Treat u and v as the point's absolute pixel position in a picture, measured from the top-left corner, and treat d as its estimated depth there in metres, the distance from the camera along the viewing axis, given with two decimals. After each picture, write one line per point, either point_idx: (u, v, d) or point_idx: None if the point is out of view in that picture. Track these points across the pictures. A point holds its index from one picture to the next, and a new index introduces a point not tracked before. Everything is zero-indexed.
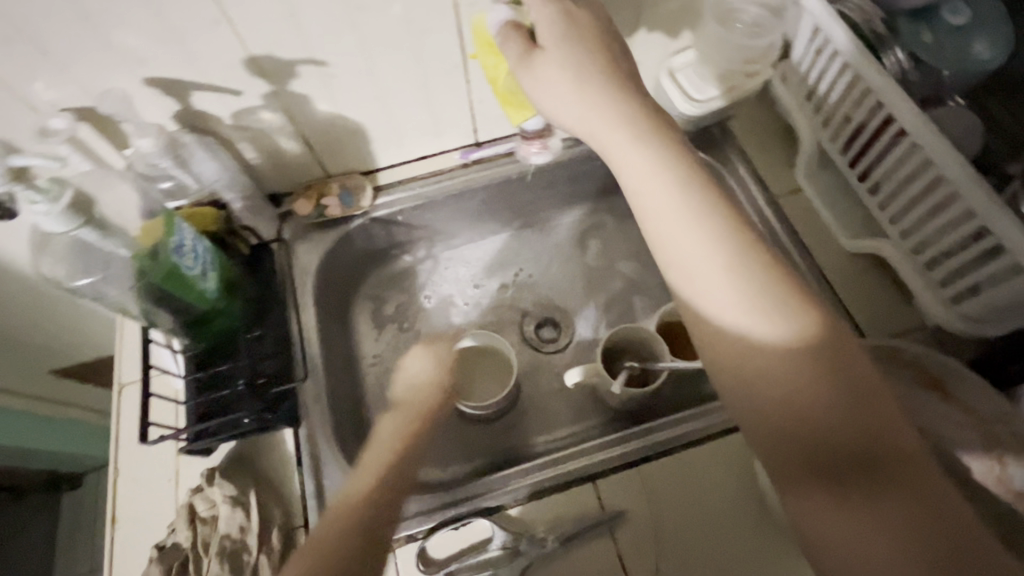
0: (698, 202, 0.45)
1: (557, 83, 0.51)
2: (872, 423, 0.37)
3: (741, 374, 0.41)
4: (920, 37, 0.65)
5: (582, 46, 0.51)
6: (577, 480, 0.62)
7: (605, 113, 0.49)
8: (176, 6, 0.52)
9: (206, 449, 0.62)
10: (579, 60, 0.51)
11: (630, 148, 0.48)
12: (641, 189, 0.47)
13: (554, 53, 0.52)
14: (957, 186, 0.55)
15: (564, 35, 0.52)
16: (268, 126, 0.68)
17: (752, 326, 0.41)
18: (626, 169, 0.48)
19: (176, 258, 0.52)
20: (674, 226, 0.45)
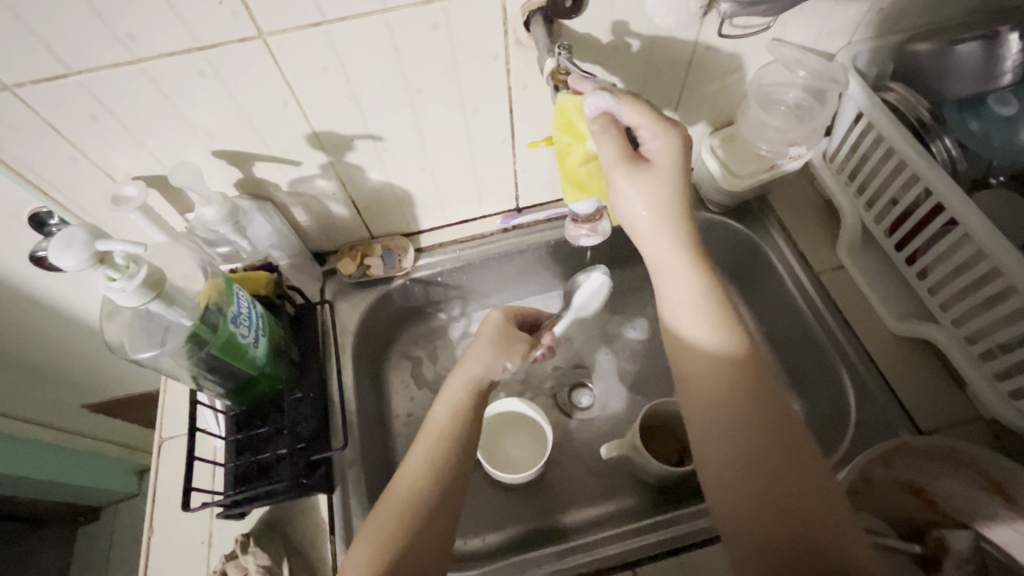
0: (715, 317, 0.53)
1: (635, 198, 0.56)
2: (826, 519, 0.42)
3: (721, 459, 0.48)
4: (968, 126, 0.66)
5: (671, 178, 0.56)
6: (616, 565, 0.60)
7: (664, 237, 0.56)
8: (250, 89, 0.56)
9: (242, 513, 0.62)
10: (664, 190, 0.55)
11: (685, 271, 0.55)
12: (672, 302, 0.55)
13: (653, 177, 0.55)
14: (1014, 281, 0.54)
15: (670, 164, 0.56)
16: (321, 193, 0.71)
17: (739, 420, 0.48)
18: (672, 285, 0.56)
19: (232, 327, 0.54)
20: (692, 334, 0.53)
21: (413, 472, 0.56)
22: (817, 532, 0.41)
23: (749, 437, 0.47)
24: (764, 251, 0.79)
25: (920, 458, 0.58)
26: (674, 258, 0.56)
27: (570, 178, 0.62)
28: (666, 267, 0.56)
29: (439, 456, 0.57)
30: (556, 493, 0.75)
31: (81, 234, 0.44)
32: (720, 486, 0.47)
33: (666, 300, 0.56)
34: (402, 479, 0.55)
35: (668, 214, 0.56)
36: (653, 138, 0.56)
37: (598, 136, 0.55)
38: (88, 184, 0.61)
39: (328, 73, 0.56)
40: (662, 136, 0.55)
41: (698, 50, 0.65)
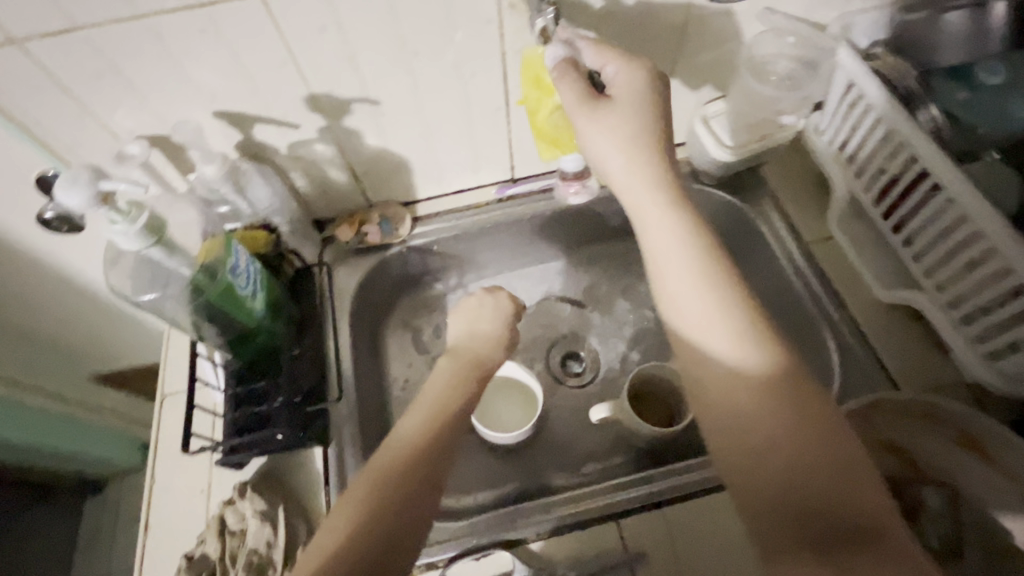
0: (714, 281, 0.50)
1: (608, 145, 0.56)
2: (847, 488, 0.39)
3: (748, 451, 0.43)
4: (957, 95, 0.67)
5: (638, 106, 0.56)
6: (601, 517, 0.62)
7: (647, 190, 0.54)
8: (250, 49, 0.57)
9: (240, 462, 0.64)
10: (629, 126, 0.56)
11: (676, 234, 0.52)
12: (664, 259, 0.52)
13: (615, 110, 0.56)
14: (994, 243, 0.55)
15: (632, 96, 0.57)
16: (320, 157, 0.72)
17: (751, 395, 0.44)
18: (661, 242, 0.53)
19: (232, 277, 0.56)
20: (689, 302, 0.50)
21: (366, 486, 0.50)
22: (838, 505, 0.39)
23: (761, 412, 0.44)
24: (756, 222, 0.80)
25: (898, 417, 0.59)
26: (655, 211, 0.54)
27: (542, 136, 0.69)
28: (647, 219, 0.54)
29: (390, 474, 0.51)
30: (547, 457, 0.77)
31: (84, 173, 0.46)
32: (731, 467, 0.44)
33: (660, 271, 0.53)
34: (354, 492, 0.50)
35: (641, 157, 0.55)
36: (616, 73, 0.58)
37: (559, 78, 0.58)
38: (94, 143, 0.63)
39: (326, 33, 0.58)
40: (625, 70, 0.57)
41: (691, 18, 0.65)
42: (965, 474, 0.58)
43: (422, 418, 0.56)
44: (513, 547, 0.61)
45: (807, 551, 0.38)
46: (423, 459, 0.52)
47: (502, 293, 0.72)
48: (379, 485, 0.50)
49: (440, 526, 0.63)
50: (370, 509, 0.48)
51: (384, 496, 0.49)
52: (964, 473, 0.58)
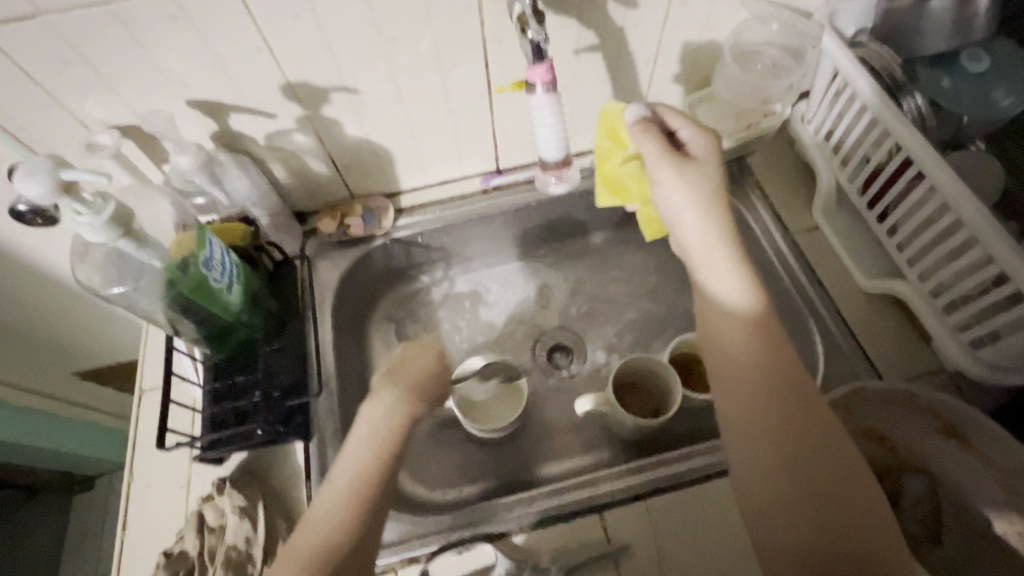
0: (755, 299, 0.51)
1: (678, 190, 0.56)
2: (876, 543, 0.40)
3: (768, 471, 0.44)
4: (940, 83, 0.66)
5: (709, 164, 0.57)
6: (584, 510, 0.62)
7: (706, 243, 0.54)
8: (222, 35, 0.56)
9: (220, 458, 0.63)
10: (704, 185, 0.56)
11: (734, 288, 0.51)
12: (708, 274, 0.54)
13: (695, 167, 0.57)
14: (975, 232, 0.55)
15: (709, 159, 0.58)
16: (299, 148, 0.71)
17: (789, 446, 0.44)
18: (707, 263, 0.54)
19: (205, 271, 0.55)
20: (723, 304, 0.52)
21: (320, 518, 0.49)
22: (864, 560, 0.39)
23: (799, 462, 0.43)
24: (741, 213, 0.79)
25: (880, 406, 0.59)
26: (720, 266, 0.53)
27: (605, 183, 0.72)
28: (694, 239, 0.55)
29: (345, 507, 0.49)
30: (533, 450, 0.77)
31: (46, 163, 0.45)
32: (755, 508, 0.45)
33: (712, 318, 0.52)
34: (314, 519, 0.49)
35: (710, 211, 0.55)
36: (691, 134, 0.59)
37: (639, 134, 0.59)
38: (64, 133, 0.61)
39: (300, 20, 0.56)
40: (699, 133, 0.59)
41: (674, 4, 0.64)
42: (946, 462, 0.58)
43: (401, 415, 0.56)
44: (495, 540, 0.61)
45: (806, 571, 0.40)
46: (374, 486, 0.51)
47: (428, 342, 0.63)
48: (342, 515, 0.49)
49: (423, 520, 0.63)
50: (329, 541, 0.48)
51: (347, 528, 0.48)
52: (945, 461, 0.58)
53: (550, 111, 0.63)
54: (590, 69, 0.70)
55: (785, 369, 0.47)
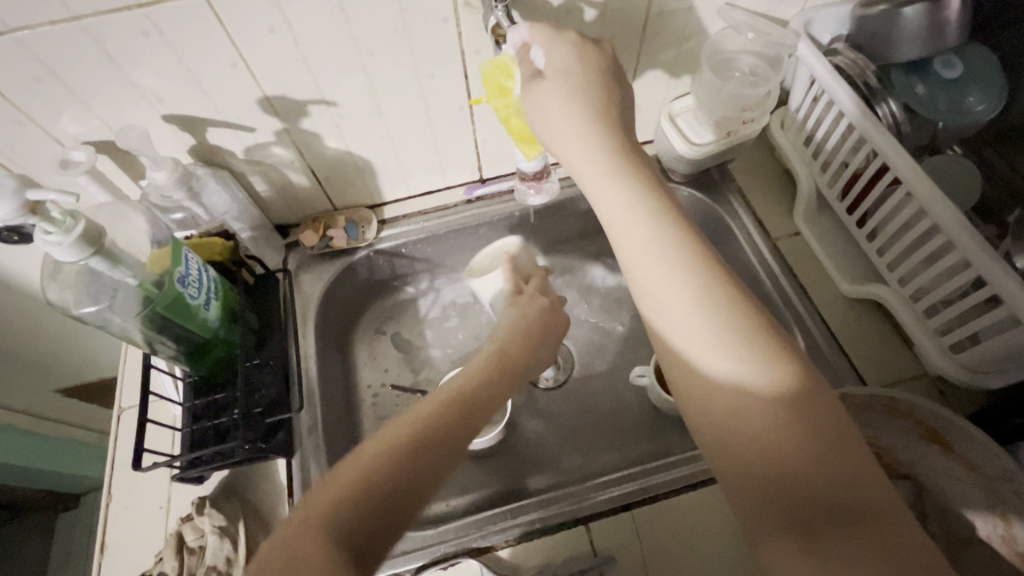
0: (665, 244, 0.48)
1: (565, 133, 0.54)
2: (848, 481, 0.37)
3: (733, 434, 0.41)
4: (914, 89, 0.67)
5: (579, 77, 0.53)
6: (569, 521, 0.61)
7: (630, 210, 0.50)
8: (195, 50, 0.55)
9: (200, 477, 0.62)
10: (575, 108, 0.53)
11: (656, 260, 0.47)
12: (615, 219, 0.51)
13: (552, 86, 0.54)
14: (952, 238, 0.55)
15: (568, 66, 0.53)
16: (279, 161, 0.71)
17: (735, 395, 0.42)
18: (610, 206, 0.51)
19: (181, 288, 0.54)
20: (636, 250, 0.49)
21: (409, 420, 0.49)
22: (845, 507, 0.36)
23: (758, 420, 0.40)
24: (723, 219, 0.80)
25: (863, 413, 0.59)
26: (640, 234, 0.49)
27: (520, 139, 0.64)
28: (594, 182, 0.53)
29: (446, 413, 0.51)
30: (520, 461, 0.76)
31: (10, 183, 0.44)
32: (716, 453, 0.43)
33: (639, 284, 0.49)
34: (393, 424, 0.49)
35: (619, 171, 0.52)
36: (544, 51, 0.54)
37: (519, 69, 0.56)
38: (37, 150, 0.60)
39: (275, 34, 0.56)
40: (553, 46, 0.54)
41: (651, 14, 0.65)
42: (929, 467, 0.59)
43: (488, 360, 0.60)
44: (480, 555, 0.60)
45: (791, 537, 0.37)
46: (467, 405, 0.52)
47: (546, 284, 0.76)
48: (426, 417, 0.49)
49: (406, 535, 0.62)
50: (412, 440, 0.47)
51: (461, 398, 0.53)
52: (928, 465, 0.59)
53: None
54: None
55: (733, 325, 0.44)
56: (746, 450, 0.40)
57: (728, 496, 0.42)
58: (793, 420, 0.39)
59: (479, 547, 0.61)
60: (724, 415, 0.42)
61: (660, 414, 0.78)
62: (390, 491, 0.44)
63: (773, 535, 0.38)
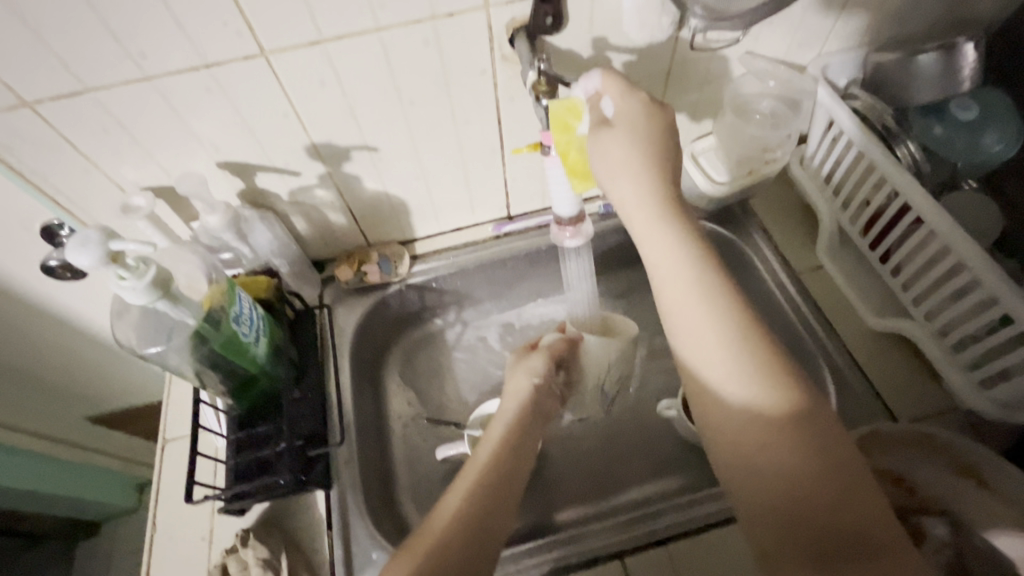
0: (704, 285, 0.50)
1: (618, 175, 0.55)
2: (865, 519, 0.40)
3: (757, 471, 0.43)
4: (932, 131, 0.70)
5: (643, 129, 0.55)
6: (606, 555, 0.62)
7: (675, 255, 0.52)
8: (252, 102, 0.59)
9: (243, 509, 0.64)
10: (634, 156, 0.54)
11: (695, 299, 0.49)
12: (656, 257, 0.53)
13: (617, 132, 0.55)
14: (978, 275, 0.57)
15: (634, 116, 0.55)
16: (320, 202, 0.74)
17: (758, 431, 0.44)
18: (652, 246, 0.54)
19: (235, 326, 0.57)
20: (675, 289, 0.51)
21: (456, 501, 0.56)
22: (863, 545, 0.39)
23: (781, 458, 0.42)
24: (746, 254, 0.82)
25: (898, 446, 0.60)
26: (682, 274, 0.51)
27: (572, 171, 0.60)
28: (639, 224, 0.55)
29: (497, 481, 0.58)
30: (550, 493, 0.77)
31: (97, 235, 0.47)
32: (736, 484, 0.45)
33: (675, 319, 0.50)
34: (446, 500, 0.56)
35: (664, 215, 0.53)
36: (615, 101, 0.56)
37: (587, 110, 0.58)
38: (99, 195, 0.64)
39: (326, 87, 0.60)
40: (623, 99, 0.56)
41: (674, 62, 0.68)
42: (964, 502, 0.59)
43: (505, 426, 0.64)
44: None
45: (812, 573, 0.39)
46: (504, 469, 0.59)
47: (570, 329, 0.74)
48: (471, 493, 0.56)
49: None
50: (456, 527, 0.53)
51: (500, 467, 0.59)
52: (963, 501, 0.59)
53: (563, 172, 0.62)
54: None
55: (762, 365, 0.46)
56: (769, 485, 0.42)
57: (746, 525, 0.44)
58: (815, 459, 0.41)
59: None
60: (749, 452, 0.44)
61: (687, 446, 0.78)
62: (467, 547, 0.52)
63: (794, 571, 0.40)
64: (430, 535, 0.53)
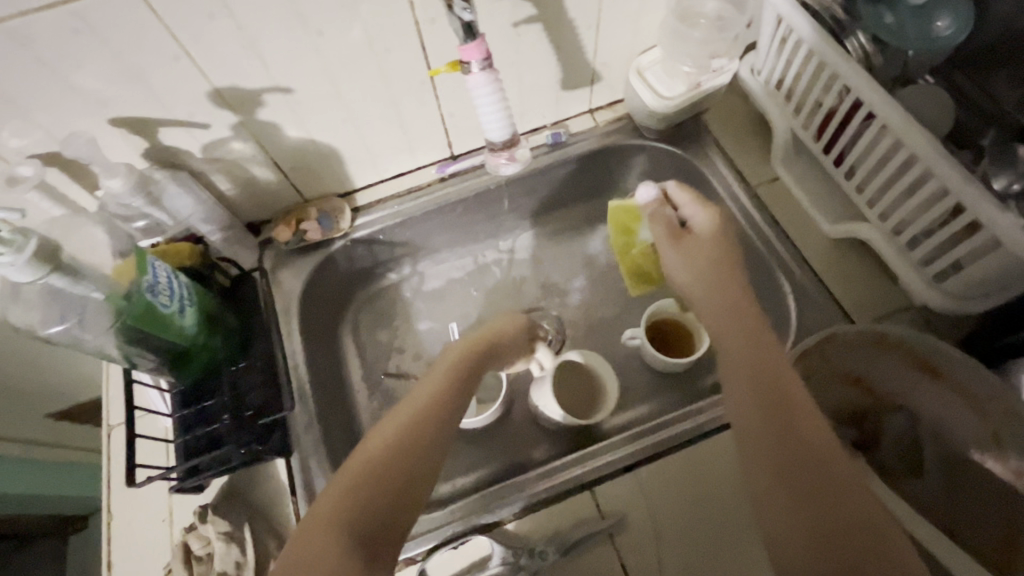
0: (718, 253, 0.63)
1: (681, 265, 0.66)
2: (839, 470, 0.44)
3: (758, 415, 0.48)
4: (882, 19, 0.64)
5: (712, 238, 0.65)
6: (576, 488, 0.61)
7: (701, 265, 0.63)
8: (134, 44, 0.52)
9: (200, 485, 0.61)
10: (699, 257, 0.64)
11: (685, 255, 0.66)
12: (690, 280, 0.64)
13: (690, 242, 0.66)
14: (930, 166, 0.55)
15: (713, 226, 0.66)
16: (240, 156, 0.68)
17: (759, 377, 0.50)
18: (681, 271, 0.66)
19: (150, 297, 0.53)
20: (674, 252, 0.67)
21: (389, 431, 0.51)
22: (834, 493, 0.43)
23: (773, 406, 0.48)
24: (702, 173, 0.79)
25: (851, 348, 0.59)
26: (700, 254, 0.65)
27: (629, 275, 0.81)
28: (690, 285, 0.65)
29: (434, 406, 0.54)
30: (522, 432, 0.76)
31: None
32: (747, 458, 0.48)
33: (684, 273, 0.66)
34: (391, 418, 0.53)
35: (702, 259, 0.64)
36: (691, 209, 0.69)
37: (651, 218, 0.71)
38: None
39: (217, 20, 0.53)
40: (697, 206, 0.68)
41: None
42: (923, 396, 0.59)
43: (446, 367, 0.59)
44: (489, 530, 0.60)
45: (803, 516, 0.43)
46: (447, 397, 0.56)
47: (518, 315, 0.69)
48: (412, 419, 0.52)
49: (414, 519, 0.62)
50: (386, 460, 0.49)
51: (432, 406, 0.54)
52: (922, 395, 0.59)
53: (490, 90, 0.59)
54: (531, 42, 0.68)
55: (760, 332, 0.54)
56: (770, 436, 0.47)
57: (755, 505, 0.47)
58: (802, 414, 0.47)
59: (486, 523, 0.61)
60: (749, 399, 0.49)
61: (656, 373, 0.78)
62: (396, 484, 0.49)
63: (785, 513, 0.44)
64: (371, 448, 0.50)
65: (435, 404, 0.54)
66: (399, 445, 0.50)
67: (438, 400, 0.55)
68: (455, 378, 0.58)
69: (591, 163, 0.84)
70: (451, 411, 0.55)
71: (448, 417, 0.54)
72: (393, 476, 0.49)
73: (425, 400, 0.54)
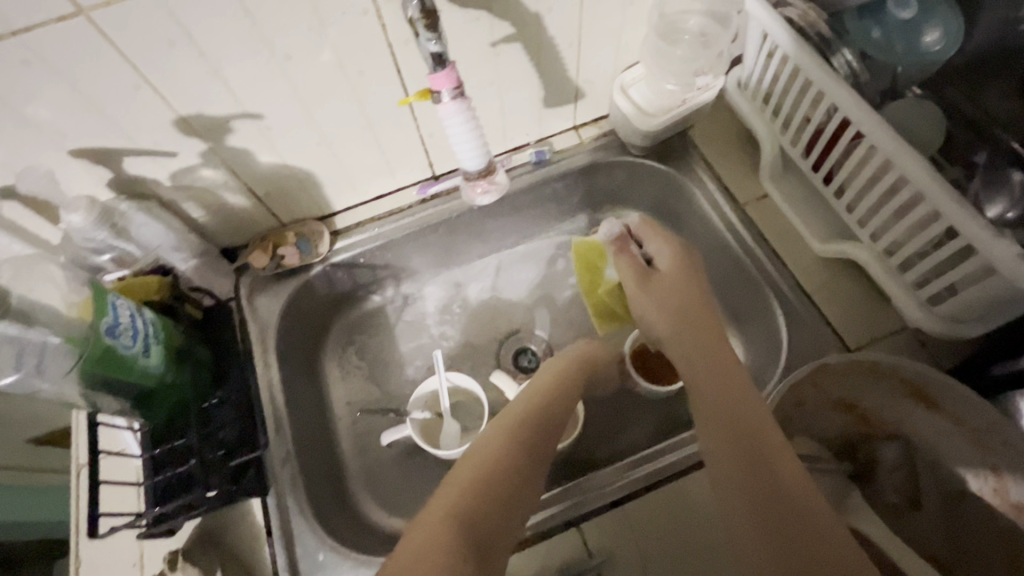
0: (684, 291, 0.66)
1: (652, 305, 0.67)
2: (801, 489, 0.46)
3: (728, 442, 0.50)
4: (869, 34, 0.65)
5: (685, 277, 0.66)
6: (561, 525, 0.59)
7: (671, 303, 0.65)
8: (90, 75, 0.50)
9: (171, 529, 0.59)
10: (668, 298, 0.66)
11: (651, 293, 0.67)
12: (657, 317, 0.66)
13: (660, 281, 0.67)
14: (920, 189, 0.53)
15: (676, 264, 0.67)
16: (211, 183, 0.66)
17: (730, 405, 0.52)
18: (648, 314, 0.67)
19: (110, 339, 0.52)
20: (647, 292, 0.68)
21: (493, 445, 0.57)
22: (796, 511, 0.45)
23: (742, 430, 0.50)
24: (690, 191, 0.77)
25: (842, 377, 0.56)
26: (672, 295, 0.66)
27: (596, 316, 0.78)
28: (657, 326, 0.66)
29: (540, 417, 0.60)
30: None
31: None
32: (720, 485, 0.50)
33: (652, 314, 0.67)
34: (490, 439, 0.58)
35: (675, 297, 0.65)
36: (653, 248, 0.70)
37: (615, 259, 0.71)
38: None
39: (176, 48, 0.51)
40: (659, 244, 0.70)
41: None
42: (917, 424, 0.57)
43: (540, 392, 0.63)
44: None
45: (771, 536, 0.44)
46: (541, 417, 0.60)
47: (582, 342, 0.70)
48: (513, 434, 0.58)
49: None
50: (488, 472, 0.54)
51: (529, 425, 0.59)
52: (916, 423, 0.57)
53: (462, 119, 0.56)
54: (509, 61, 0.66)
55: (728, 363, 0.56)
56: (738, 461, 0.49)
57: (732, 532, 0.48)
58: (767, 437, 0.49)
59: (539, 533, 0.59)
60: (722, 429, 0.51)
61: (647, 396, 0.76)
62: (509, 486, 0.54)
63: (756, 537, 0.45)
64: (476, 459, 0.55)
65: (533, 422, 0.60)
66: (510, 458, 0.56)
67: (531, 419, 0.60)
68: (556, 398, 0.63)
69: (577, 181, 0.82)
70: (550, 430, 0.60)
71: (545, 433, 0.59)
72: (486, 505, 0.52)
73: (525, 416, 0.60)
